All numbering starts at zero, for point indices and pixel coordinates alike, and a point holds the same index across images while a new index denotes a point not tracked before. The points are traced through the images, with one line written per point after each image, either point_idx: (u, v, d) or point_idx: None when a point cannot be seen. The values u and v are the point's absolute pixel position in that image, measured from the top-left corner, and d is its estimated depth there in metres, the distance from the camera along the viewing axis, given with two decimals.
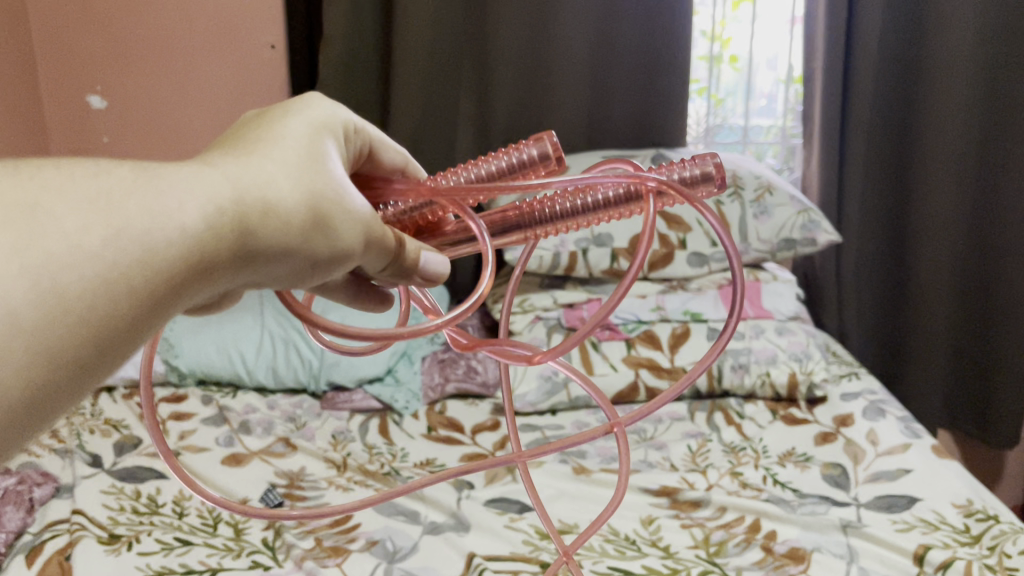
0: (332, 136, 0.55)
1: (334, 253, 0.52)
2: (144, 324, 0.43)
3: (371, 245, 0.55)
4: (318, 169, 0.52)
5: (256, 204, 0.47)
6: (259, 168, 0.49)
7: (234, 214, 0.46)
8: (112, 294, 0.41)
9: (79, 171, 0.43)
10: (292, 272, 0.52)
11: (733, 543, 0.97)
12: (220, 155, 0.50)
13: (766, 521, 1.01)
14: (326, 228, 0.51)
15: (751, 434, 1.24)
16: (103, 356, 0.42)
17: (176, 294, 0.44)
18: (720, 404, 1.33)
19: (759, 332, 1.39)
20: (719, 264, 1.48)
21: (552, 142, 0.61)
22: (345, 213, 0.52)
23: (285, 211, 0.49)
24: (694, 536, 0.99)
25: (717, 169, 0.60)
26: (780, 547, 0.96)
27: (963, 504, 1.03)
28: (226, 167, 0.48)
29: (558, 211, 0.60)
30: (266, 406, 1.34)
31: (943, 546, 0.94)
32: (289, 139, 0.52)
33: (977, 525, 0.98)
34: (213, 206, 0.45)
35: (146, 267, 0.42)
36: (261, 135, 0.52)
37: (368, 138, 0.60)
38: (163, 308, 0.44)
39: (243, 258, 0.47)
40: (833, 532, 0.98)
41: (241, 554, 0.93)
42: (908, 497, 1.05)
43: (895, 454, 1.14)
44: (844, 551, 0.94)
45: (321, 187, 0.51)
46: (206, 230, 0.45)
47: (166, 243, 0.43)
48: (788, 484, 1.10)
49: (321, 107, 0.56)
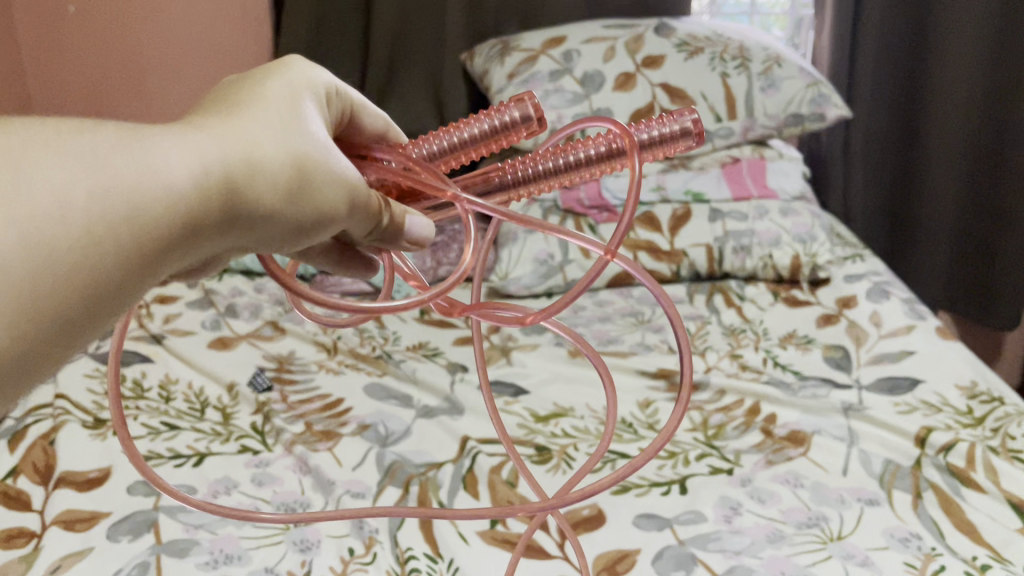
0: (317, 98, 0.51)
1: (320, 217, 0.49)
2: (132, 284, 0.42)
3: (357, 210, 0.51)
4: (303, 126, 0.48)
5: (239, 164, 0.44)
6: (245, 126, 0.46)
7: (220, 173, 0.43)
8: (97, 251, 0.39)
9: (64, 126, 0.40)
10: (278, 236, 0.49)
11: (732, 425, 0.96)
12: (205, 114, 0.47)
13: (766, 404, 0.99)
14: (316, 189, 0.48)
15: (751, 316, 1.21)
16: (90, 315, 0.40)
17: (160, 255, 0.42)
18: (720, 286, 1.30)
19: (762, 213, 1.33)
20: (722, 142, 1.41)
21: (533, 103, 0.54)
22: (332, 174, 0.49)
23: (274, 171, 0.46)
24: (691, 420, 0.97)
25: (695, 125, 0.53)
26: (780, 430, 0.94)
27: (966, 386, 1.00)
28: (210, 127, 0.45)
29: (536, 172, 0.54)
30: (253, 289, 1.30)
31: (946, 428, 0.92)
32: (273, 97, 0.48)
33: (981, 407, 0.96)
34: (200, 166, 0.42)
35: (133, 225, 0.40)
36: (243, 94, 0.48)
37: (349, 102, 0.55)
38: (148, 268, 0.42)
39: (227, 219, 0.45)
40: (833, 414, 0.96)
41: (229, 439, 0.91)
42: (910, 378, 1.03)
43: (898, 336, 1.12)
44: (843, 433, 0.93)
45: (309, 147, 0.47)
46: (193, 190, 0.42)
47: (155, 198, 0.41)
48: (788, 366, 1.07)
49: (301, 64, 0.52)
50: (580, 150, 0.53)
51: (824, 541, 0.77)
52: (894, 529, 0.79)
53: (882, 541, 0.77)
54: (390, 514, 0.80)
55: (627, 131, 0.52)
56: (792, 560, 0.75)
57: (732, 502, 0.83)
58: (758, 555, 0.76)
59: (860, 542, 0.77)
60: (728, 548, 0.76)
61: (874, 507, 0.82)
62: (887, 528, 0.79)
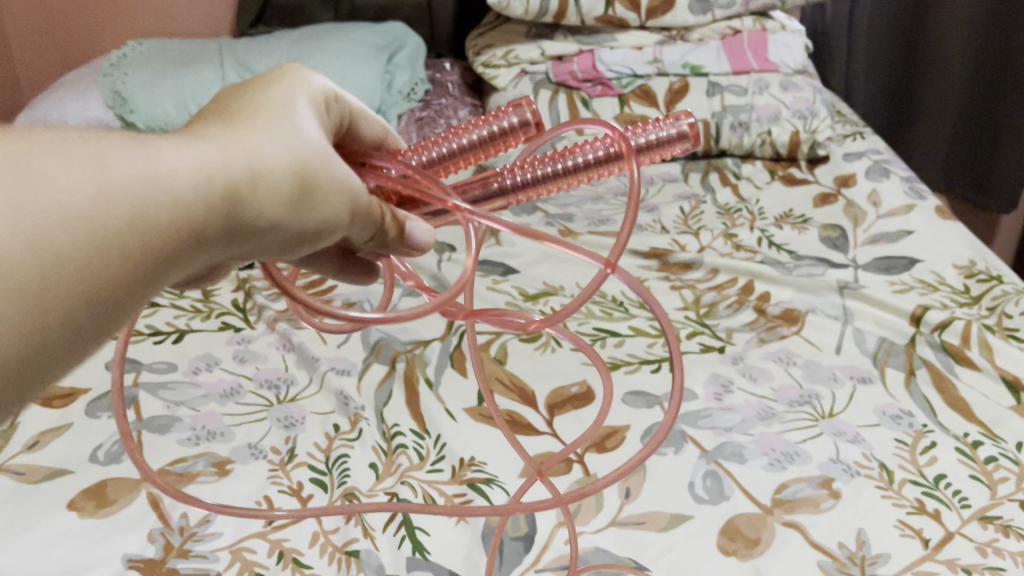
0: (328, 111, 0.43)
1: (323, 231, 0.41)
2: (105, 317, 0.34)
3: (360, 221, 0.43)
4: (313, 131, 0.40)
5: (244, 173, 0.37)
6: (253, 133, 0.38)
7: (224, 182, 0.36)
8: (87, 266, 0.32)
9: (62, 131, 0.33)
10: (271, 252, 0.41)
11: (724, 304, 0.94)
12: (205, 124, 0.39)
13: (759, 283, 0.97)
14: (323, 203, 0.40)
15: (747, 195, 1.18)
16: (72, 339, 0.33)
17: (142, 283, 0.34)
18: (716, 165, 1.27)
19: (762, 87, 1.28)
20: (723, 12, 1.31)
21: (531, 109, 0.48)
22: (342, 185, 0.41)
23: (283, 183, 0.38)
24: (683, 299, 0.95)
25: (693, 127, 0.47)
26: (774, 308, 0.92)
27: (965, 265, 0.98)
28: (213, 135, 0.37)
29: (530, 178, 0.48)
30: None
31: (942, 307, 0.91)
32: (285, 101, 0.41)
33: (978, 286, 0.94)
34: (205, 174, 0.35)
35: (127, 239, 0.33)
36: (247, 101, 0.40)
37: (349, 110, 0.46)
38: (139, 289, 0.35)
39: (228, 235, 0.37)
40: (829, 294, 0.94)
41: (209, 316, 0.89)
42: (907, 258, 1.00)
43: (897, 215, 1.09)
44: (838, 312, 0.91)
45: (320, 155, 0.40)
46: (192, 202, 0.35)
47: (152, 214, 0.33)
48: (783, 246, 1.05)
49: (305, 65, 0.44)
50: (572, 153, 0.47)
51: (815, 419, 0.77)
52: (885, 406, 0.78)
53: (873, 419, 0.77)
54: (376, 391, 0.78)
55: (624, 137, 0.46)
56: (783, 438, 0.74)
57: (722, 380, 0.81)
58: (749, 432, 0.75)
59: (851, 420, 0.77)
60: (718, 426, 0.76)
61: (867, 386, 0.81)
62: (878, 406, 0.78)
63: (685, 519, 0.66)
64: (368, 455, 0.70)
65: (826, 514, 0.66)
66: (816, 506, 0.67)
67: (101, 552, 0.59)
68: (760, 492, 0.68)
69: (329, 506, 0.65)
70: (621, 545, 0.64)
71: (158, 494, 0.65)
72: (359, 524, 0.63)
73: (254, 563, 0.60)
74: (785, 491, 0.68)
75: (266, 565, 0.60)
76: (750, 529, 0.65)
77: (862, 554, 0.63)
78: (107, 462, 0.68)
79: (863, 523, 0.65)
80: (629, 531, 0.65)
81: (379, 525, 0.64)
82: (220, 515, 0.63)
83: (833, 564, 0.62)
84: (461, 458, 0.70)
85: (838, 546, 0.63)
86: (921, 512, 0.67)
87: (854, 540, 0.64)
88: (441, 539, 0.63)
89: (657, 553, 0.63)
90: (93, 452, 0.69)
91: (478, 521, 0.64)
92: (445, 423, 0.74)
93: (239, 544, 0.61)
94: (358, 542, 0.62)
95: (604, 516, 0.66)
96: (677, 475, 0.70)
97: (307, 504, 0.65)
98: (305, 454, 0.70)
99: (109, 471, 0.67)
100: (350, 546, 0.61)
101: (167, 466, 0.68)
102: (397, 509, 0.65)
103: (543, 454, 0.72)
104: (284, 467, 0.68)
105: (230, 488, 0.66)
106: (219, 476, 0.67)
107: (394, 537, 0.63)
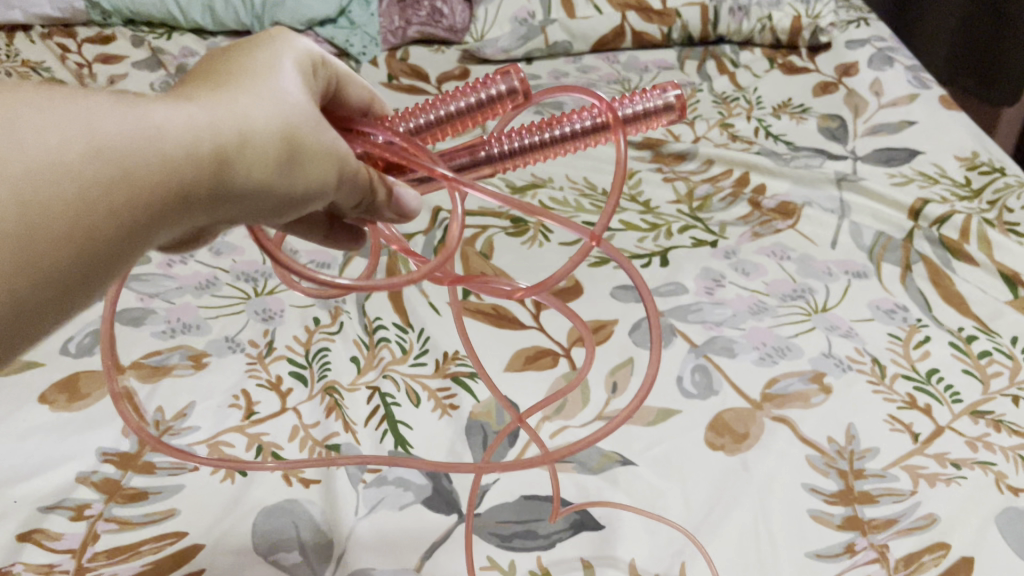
0: (316, 74, 0.41)
1: (310, 195, 0.39)
2: (84, 287, 0.32)
3: (347, 184, 0.41)
4: (301, 93, 0.38)
5: (231, 134, 0.34)
6: (238, 94, 0.36)
7: (211, 143, 0.33)
8: (70, 226, 0.30)
9: (44, 87, 0.31)
10: (254, 219, 0.39)
11: (718, 198, 0.91)
12: (187, 87, 0.36)
13: (755, 175, 0.94)
14: (309, 164, 0.38)
15: (745, 84, 1.13)
16: (56, 305, 0.31)
17: (124, 248, 0.32)
18: (713, 52, 1.21)
19: None
20: None
21: (520, 76, 0.42)
22: (330, 148, 0.38)
23: (270, 149, 0.36)
24: (676, 191, 0.91)
25: (677, 99, 0.42)
26: (769, 202, 0.90)
27: (967, 158, 0.95)
28: (199, 96, 0.35)
29: (516, 149, 0.44)
30: (206, 50, 1.19)
31: (941, 200, 0.88)
32: (269, 61, 0.38)
33: (979, 179, 0.91)
34: (192, 132, 0.33)
35: (114, 196, 0.31)
36: (229, 62, 0.38)
37: (338, 73, 0.44)
38: (125, 253, 0.33)
39: (214, 200, 0.35)
40: (826, 187, 0.91)
41: None
42: (908, 150, 0.97)
43: (899, 106, 1.05)
44: (835, 206, 0.88)
45: (306, 117, 0.37)
46: (175, 169, 0.32)
47: (139, 173, 0.31)
48: (781, 137, 1.01)
49: (289, 30, 0.42)
50: (558, 123, 0.43)
51: (808, 314, 0.75)
52: (880, 301, 0.77)
53: (867, 314, 0.75)
54: None
55: (611, 108, 0.42)
56: (774, 332, 0.73)
57: (714, 274, 0.79)
58: (740, 327, 0.73)
59: (844, 315, 0.75)
60: (708, 320, 0.74)
61: (862, 280, 0.79)
62: (872, 300, 0.77)
63: (673, 414, 0.64)
64: (349, 349, 0.68)
65: (816, 409, 0.65)
66: (805, 401, 0.66)
67: (74, 446, 0.58)
68: (749, 387, 0.67)
69: (309, 400, 0.63)
70: (607, 438, 0.62)
71: (133, 388, 0.63)
72: (339, 418, 0.62)
73: (232, 458, 0.58)
74: (775, 386, 0.67)
75: (245, 460, 0.58)
76: (738, 424, 0.64)
77: (852, 449, 0.62)
78: (79, 355, 0.66)
79: (854, 418, 0.64)
80: (615, 425, 0.63)
81: (360, 419, 0.62)
82: (197, 409, 0.62)
83: (821, 459, 0.61)
84: (444, 353, 0.69)
85: (827, 441, 0.62)
86: (912, 407, 0.66)
87: (843, 435, 0.63)
88: (424, 434, 0.62)
89: (643, 447, 0.62)
90: (65, 345, 0.67)
91: (462, 416, 0.63)
92: (428, 317, 0.72)
93: (217, 438, 0.60)
94: (339, 436, 0.60)
95: (591, 410, 0.65)
96: (666, 370, 0.69)
97: (286, 398, 0.63)
98: (284, 347, 0.68)
99: (82, 365, 0.65)
100: (330, 440, 0.60)
101: (142, 359, 0.66)
102: (378, 404, 0.63)
103: (529, 349, 0.70)
104: (263, 361, 0.67)
105: (207, 382, 0.64)
106: (196, 370, 0.65)
107: (376, 432, 0.61)
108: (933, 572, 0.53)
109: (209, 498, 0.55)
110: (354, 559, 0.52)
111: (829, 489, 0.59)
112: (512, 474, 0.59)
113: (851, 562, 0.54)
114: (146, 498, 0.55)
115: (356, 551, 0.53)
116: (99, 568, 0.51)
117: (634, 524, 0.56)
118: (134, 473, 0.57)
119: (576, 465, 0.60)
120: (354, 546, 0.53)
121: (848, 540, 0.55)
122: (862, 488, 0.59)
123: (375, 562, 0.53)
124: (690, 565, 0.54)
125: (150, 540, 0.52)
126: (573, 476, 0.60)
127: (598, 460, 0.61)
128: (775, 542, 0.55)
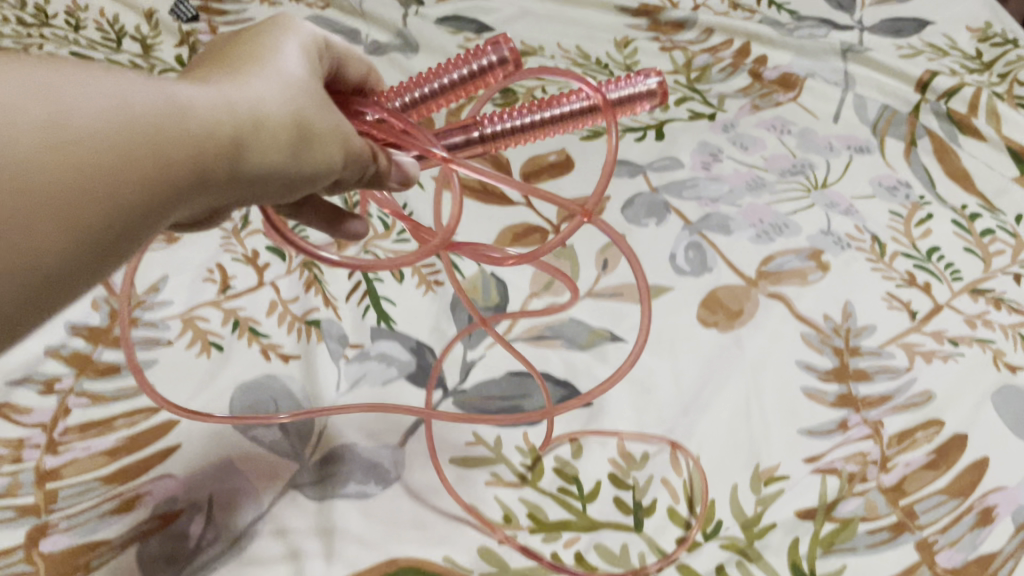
0: (319, 66, 0.39)
1: (322, 178, 0.36)
2: (98, 270, 0.29)
3: (352, 165, 0.38)
4: (309, 80, 0.36)
5: (248, 114, 0.32)
6: (250, 77, 0.34)
7: (230, 121, 0.31)
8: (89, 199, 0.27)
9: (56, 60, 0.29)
10: (263, 200, 0.36)
11: (717, 69, 0.86)
12: (194, 72, 0.34)
13: (756, 46, 0.89)
14: (322, 144, 0.36)
15: None
16: (68, 285, 0.28)
17: (143, 228, 0.29)
18: None
19: None
20: None
21: (510, 48, 0.41)
22: (338, 133, 0.37)
23: (286, 130, 0.34)
24: (673, 62, 0.87)
25: (660, 85, 0.40)
26: (770, 74, 0.85)
27: (979, 29, 0.90)
28: (210, 79, 0.33)
29: (495, 133, 0.41)
30: None
31: (951, 74, 0.84)
32: (279, 49, 0.36)
33: (991, 52, 0.87)
34: (211, 109, 0.31)
35: (136, 167, 0.28)
36: (239, 50, 0.36)
37: (337, 57, 0.42)
38: (144, 229, 0.30)
39: (233, 182, 0.32)
40: (831, 59, 0.86)
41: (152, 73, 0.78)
42: (917, 20, 0.92)
43: None
44: (839, 79, 0.84)
45: (315, 102, 0.35)
46: (199, 145, 0.30)
47: (166, 151, 0.29)
48: (784, 6, 0.95)
49: (292, 15, 0.40)
50: (542, 105, 0.40)
51: (808, 190, 0.72)
52: (882, 178, 0.74)
53: (869, 191, 0.72)
54: None
55: (600, 91, 0.39)
56: (773, 209, 0.70)
57: (711, 149, 0.76)
58: (736, 204, 0.70)
59: (845, 192, 0.72)
60: (704, 197, 0.71)
61: (864, 156, 0.76)
62: (874, 177, 0.74)
63: (664, 291, 0.62)
64: (330, 224, 0.65)
65: (813, 287, 0.63)
66: (802, 278, 0.64)
67: None
68: (745, 264, 0.65)
69: (288, 275, 0.61)
70: (596, 316, 0.60)
71: None
72: (319, 294, 0.59)
73: (208, 332, 0.56)
74: (771, 263, 0.65)
75: (221, 335, 0.56)
76: (732, 301, 0.62)
77: (848, 327, 0.60)
78: None
79: (851, 296, 0.62)
80: (606, 303, 0.61)
81: (341, 296, 0.60)
82: (170, 284, 0.59)
83: (816, 337, 0.59)
84: (429, 228, 0.66)
85: (823, 319, 0.61)
86: (911, 285, 0.64)
87: (840, 313, 0.61)
88: (407, 310, 0.59)
89: (634, 324, 0.60)
90: None
91: (447, 293, 0.61)
92: (412, 192, 0.69)
93: (192, 312, 0.57)
94: (319, 312, 0.58)
95: (580, 288, 0.62)
96: (659, 246, 0.66)
97: (263, 274, 0.61)
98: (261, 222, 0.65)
99: None
100: (311, 316, 0.57)
101: None
102: (360, 280, 0.61)
103: (518, 225, 0.67)
104: (238, 235, 0.63)
105: (179, 256, 0.61)
106: (168, 243, 0.62)
107: (358, 308, 0.59)
108: (925, 449, 0.52)
109: (185, 374, 0.54)
110: (336, 433, 0.51)
111: (824, 367, 0.57)
112: (498, 351, 0.57)
113: (844, 439, 0.53)
114: (118, 373, 0.53)
115: (338, 425, 0.52)
116: (72, 443, 0.49)
117: (622, 399, 0.55)
118: (105, 347, 0.54)
119: (564, 342, 0.58)
120: (336, 421, 0.52)
121: (841, 417, 0.54)
122: (857, 367, 0.58)
123: (358, 438, 0.51)
124: (680, 442, 0.52)
125: (124, 415, 0.51)
126: (561, 352, 0.58)
127: (587, 337, 0.59)
128: (768, 419, 0.53)
